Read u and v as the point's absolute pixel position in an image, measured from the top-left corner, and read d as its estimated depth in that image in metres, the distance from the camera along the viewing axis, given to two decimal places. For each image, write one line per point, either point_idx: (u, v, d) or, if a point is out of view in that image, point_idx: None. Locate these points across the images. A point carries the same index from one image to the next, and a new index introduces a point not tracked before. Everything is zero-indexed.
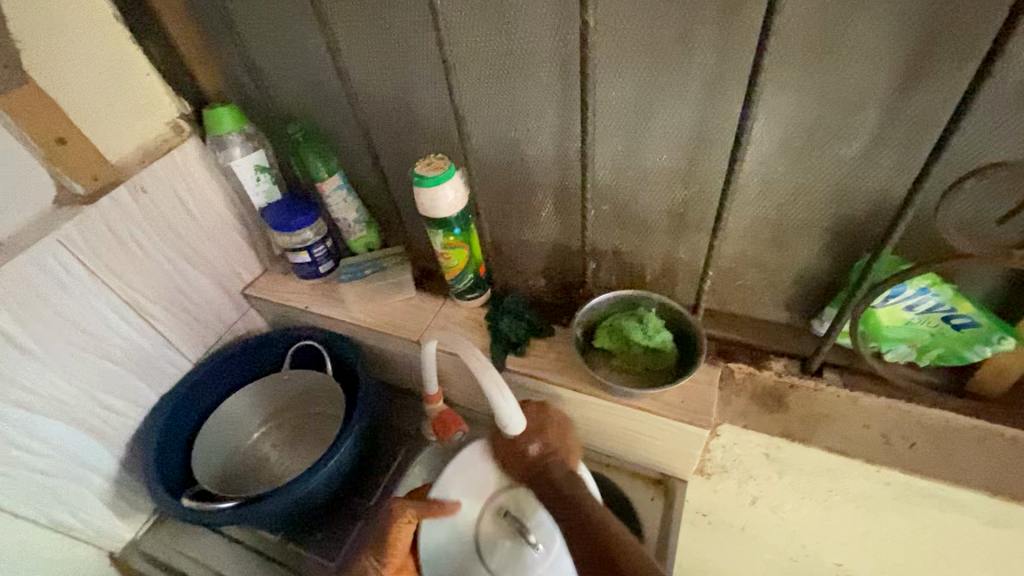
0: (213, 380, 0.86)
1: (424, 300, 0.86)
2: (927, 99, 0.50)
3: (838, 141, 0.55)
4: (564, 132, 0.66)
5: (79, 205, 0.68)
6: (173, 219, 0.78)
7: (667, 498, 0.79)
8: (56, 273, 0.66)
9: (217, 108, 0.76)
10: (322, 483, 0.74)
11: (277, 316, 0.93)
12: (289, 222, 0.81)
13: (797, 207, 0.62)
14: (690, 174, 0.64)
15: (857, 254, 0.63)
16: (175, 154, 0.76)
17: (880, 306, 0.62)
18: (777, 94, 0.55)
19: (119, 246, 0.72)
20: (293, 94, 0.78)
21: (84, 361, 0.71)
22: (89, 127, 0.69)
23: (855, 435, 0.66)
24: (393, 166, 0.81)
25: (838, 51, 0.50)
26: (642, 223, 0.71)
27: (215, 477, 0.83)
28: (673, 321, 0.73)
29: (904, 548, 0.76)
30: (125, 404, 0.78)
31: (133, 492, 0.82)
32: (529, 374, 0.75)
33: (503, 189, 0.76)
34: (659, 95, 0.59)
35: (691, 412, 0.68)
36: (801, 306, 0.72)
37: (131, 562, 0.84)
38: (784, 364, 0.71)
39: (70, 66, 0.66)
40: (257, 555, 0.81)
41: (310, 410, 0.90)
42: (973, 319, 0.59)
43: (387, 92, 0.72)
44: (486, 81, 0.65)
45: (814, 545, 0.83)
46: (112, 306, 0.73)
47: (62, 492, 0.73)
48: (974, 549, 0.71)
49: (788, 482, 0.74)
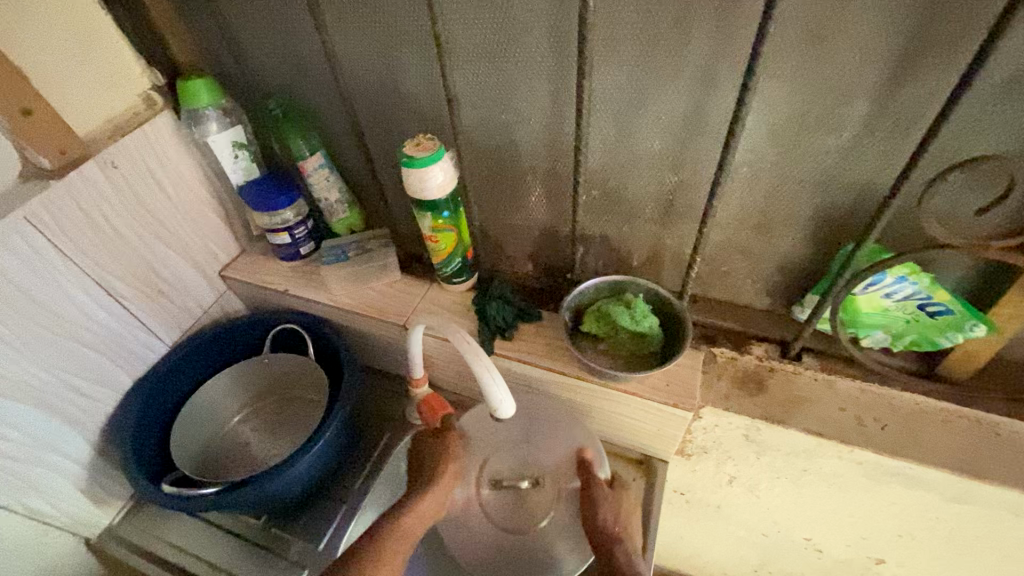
0: (191, 365, 0.84)
1: (408, 283, 0.85)
2: (914, 93, 0.51)
3: (826, 132, 0.56)
4: (556, 115, 0.65)
5: (46, 180, 0.64)
6: (147, 198, 0.75)
7: (648, 479, 0.81)
8: (21, 251, 0.62)
9: (190, 79, 0.73)
10: (307, 467, 0.73)
11: (255, 298, 0.91)
12: (267, 201, 0.79)
13: (782, 196, 0.63)
14: (681, 160, 0.64)
15: (840, 244, 0.65)
16: (148, 127, 0.73)
17: (860, 294, 0.64)
18: (770, 83, 0.55)
19: (89, 223, 0.68)
20: (273, 68, 0.75)
21: (53, 344, 0.68)
22: (54, 97, 0.65)
23: (830, 417, 0.68)
24: (379, 146, 0.79)
25: (831, 42, 0.50)
26: (631, 210, 0.72)
27: (193, 461, 0.81)
28: (658, 307, 0.74)
29: (871, 524, 0.81)
30: (98, 388, 0.75)
31: (108, 478, 0.80)
32: (516, 358, 0.75)
33: (491, 173, 0.75)
34: (654, 79, 0.58)
35: (675, 396, 0.69)
36: (782, 292, 0.74)
37: (106, 548, 0.82)
38: (765, 349, 0.74)
39: (33, 31, 0.61)
40: (240, 540, 0.80)
41: (290, 395, 0.88)
42: (948, 307, 0.61)
43: (375, 67, 0.69)
44: (478, 59, 0.63)
45: (784, 521, 0.88)
46: (82, 287, 0.70)
47: (33, 479, 0.71)
48: (936, 525, 0.75)
49: (765, 462, 0.77)
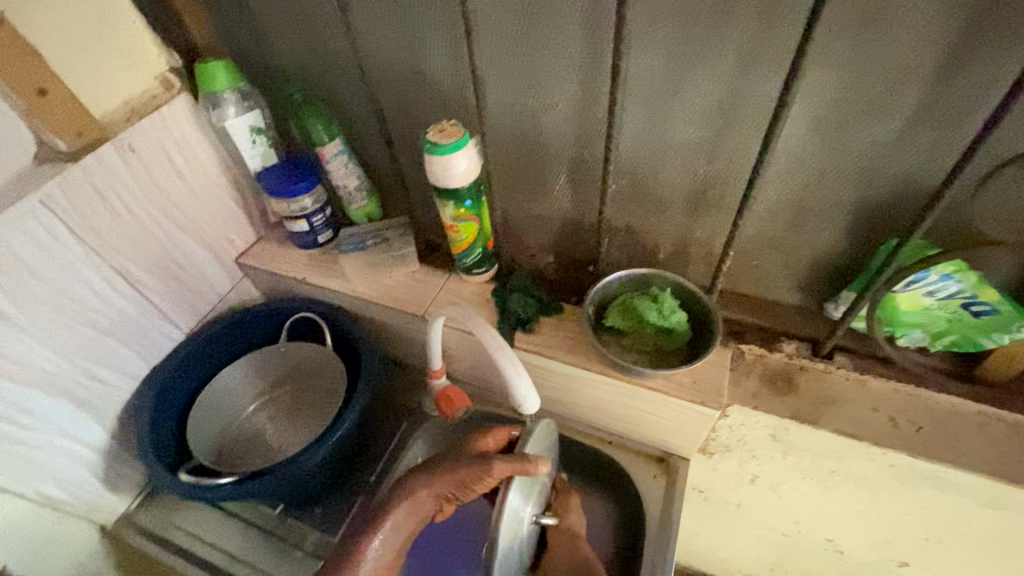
0: (207, 352, 0.83)
1: (427, 274, 0.83)
2: (972, 79, 0.48)
3: (873, 120, 0.53)
4: (587, 102, 0.63)
5: (62, 162, 0.63)
6: (164, 183, 0.73)
7: (669, 476, 0.79)
8: (37, 236, 0.61)
9: (209, 62, 0.71)
10: (325, 458, 0.72)
11: (272, 286, 0.90)
12: (285, 186, 0.77)
13: (822, 188, 0.61)
14: (716, 149, 0.62)
15: (882, 239, 0.62)
16: (165, 110, 0.71)
17: (901, 291, 0.62)
18: (817, 70, 0.52)
19: (105, 208, 0.67)
20: (293, 51, 0.73)
21: (70, 330, 0.68)
22: (70, 76, 0.63)
23: (863, 417, 0.66)
24: (400, 132, 0.77)
25: (887, 23, 0.48)
26: (659, 201, 0.69)
27: (210, 450, 0.80)
28: (685, 302, 0.72)
29: (898, 527, 0.79)
30: (115, 374, 0.74)
31: (124, 465, 0.80)
32: (538, 352, 0.73)
33: (516, 161, 0.73)
34: (691, 64, 0.56)
35: (703, 393, 0.67)
36: (815, 288, 0.71)
37: (122, 535, 0.82)
38: (796, 347, 0.72)
39: (49, 9, 0.60)
40: (255, 530, 0.79)
41: (307, 384, 0.87)
42: (994, 307, 0.59)
43: (399, 50, 0.67)
44: (506, 42, 0.61)
45: (806, 521, 0.87)
46: (98, 272, 0.69)
47: (50, 465, 0.71)
48: (966, 530, 0.73)
49: (791, 462, 0.75)
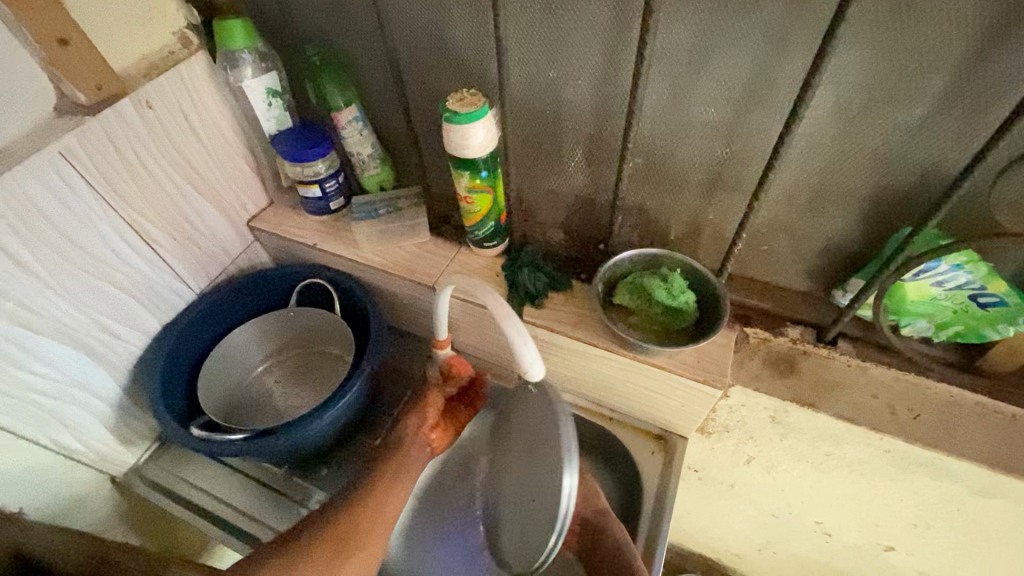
0: (218, 313, 0.84)
1: (438, 245, 0.83)
2: (1001, 68, 0.48)
3: (898, 107, 0.53)
4: (608, 76, 0.63)
5: (82, 115, 0.63)
6: (180, 140, 0.73)
7: (667, 453, 0.81)
8: (57, 188, 0.62)
9: (228, 19, 0.70)
10: (333, 420, 0.74)
11: (283, 250, 0.90)
12: (300, 151, 0.77)
13: (841, 173, 0.61)
14: (736, 130, 0.61)
15: (896, 227, 0.63)
16: (183, 67, 0.71)
17: (910, 280, 0.62)
18: (848, 53, 0.52)
19: (122, 163, 0.67)
20: (313, 12, 0.72)
21: (85, 284, 0.68)
22: (91, 29, 0.63)
23: (864, 403, 0.67)
24: (417, 100, 0.76)
25: (920, 8, 0.47)
26: (675, 181, 0.70)
27: (219, 407, 0.82)
28: (694, 283, 0.72)
29: (887, 512, 0.81)
30: (127, 330, 0.75)
31: (135, 419, 0.82)
32: (546, 326, 0.74)
33: (533, 135, 0.72)
34: (716, 42, 0.55)
35: (707, 373, 0.68)
36: (825, 275, 0.72)
37: (133, 487, 0.84)
38: (800, 332, 0.73)
39: None
40: (262, 487, 0.81)
41: (315, 349, 0.88)
42: (1003, 299, 0.60)
43: (421, 15, 0.66)
44: (531, 12, 0.61)
45: (797, 504, 0.89)
46: (114, 226, 0.69)
47: (64, 415, 0.72)
48: (956, 517, 0.75)
49: (788, 444, 0.77)
